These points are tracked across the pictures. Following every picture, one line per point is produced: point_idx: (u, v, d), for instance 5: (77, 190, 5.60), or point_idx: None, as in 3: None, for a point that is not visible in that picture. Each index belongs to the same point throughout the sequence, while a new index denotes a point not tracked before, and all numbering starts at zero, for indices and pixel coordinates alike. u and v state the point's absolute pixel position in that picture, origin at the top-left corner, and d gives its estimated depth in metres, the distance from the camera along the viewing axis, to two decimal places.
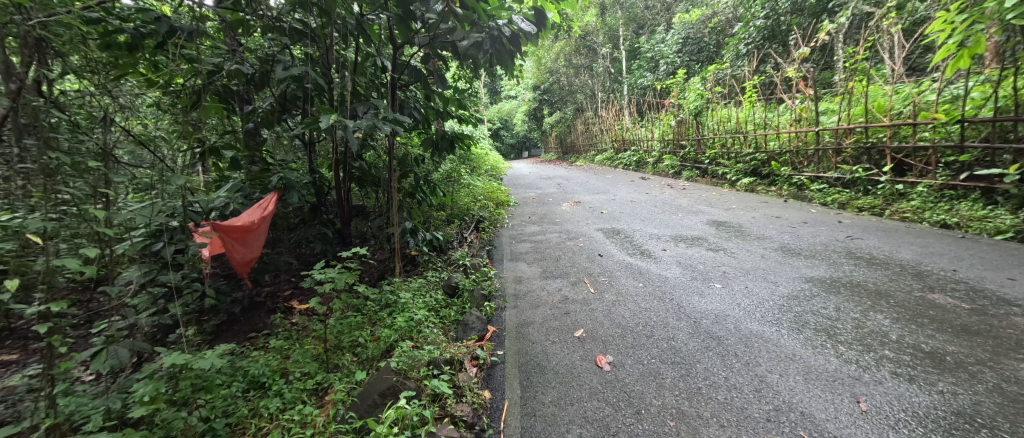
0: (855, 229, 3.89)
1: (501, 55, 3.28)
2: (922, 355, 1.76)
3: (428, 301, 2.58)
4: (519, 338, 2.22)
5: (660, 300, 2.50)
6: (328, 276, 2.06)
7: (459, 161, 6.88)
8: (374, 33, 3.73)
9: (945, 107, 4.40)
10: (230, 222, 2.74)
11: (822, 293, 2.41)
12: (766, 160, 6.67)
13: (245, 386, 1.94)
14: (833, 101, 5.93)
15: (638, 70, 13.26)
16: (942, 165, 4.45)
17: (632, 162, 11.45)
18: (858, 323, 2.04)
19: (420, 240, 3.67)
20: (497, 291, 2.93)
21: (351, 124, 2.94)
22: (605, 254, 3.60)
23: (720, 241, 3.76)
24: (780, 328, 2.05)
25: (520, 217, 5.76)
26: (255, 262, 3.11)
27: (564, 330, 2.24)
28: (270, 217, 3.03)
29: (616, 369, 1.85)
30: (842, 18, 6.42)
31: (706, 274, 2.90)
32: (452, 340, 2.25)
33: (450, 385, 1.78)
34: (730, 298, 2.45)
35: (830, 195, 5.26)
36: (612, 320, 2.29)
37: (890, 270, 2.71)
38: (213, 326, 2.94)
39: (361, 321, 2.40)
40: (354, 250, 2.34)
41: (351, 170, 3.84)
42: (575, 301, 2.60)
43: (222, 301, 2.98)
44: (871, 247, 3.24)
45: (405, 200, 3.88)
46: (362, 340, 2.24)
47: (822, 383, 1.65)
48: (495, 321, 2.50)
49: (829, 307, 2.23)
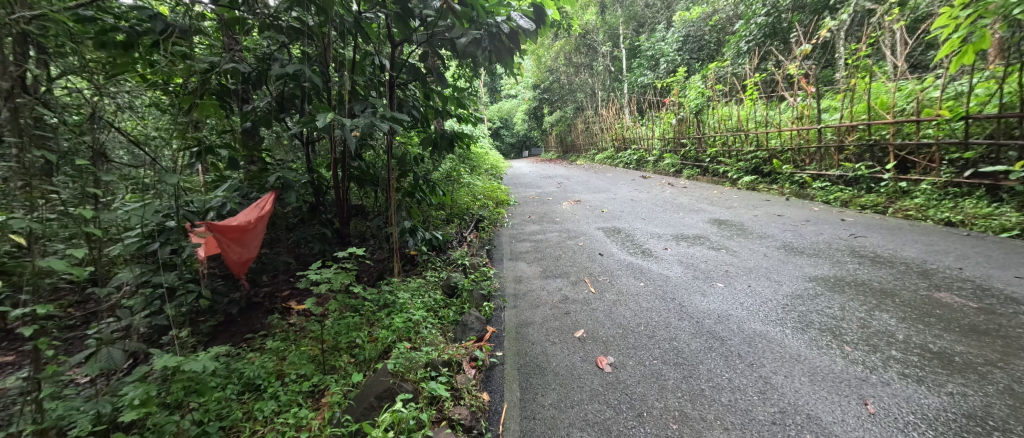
0: (858, 227, 3.85)
1: (500, 53, 3.23)
2: (931, 356, 1.72)
3: (427, 301, 2.55)
4: (519, 338, 2.18)
5: (662, 300, 2.46)
6: (325, 277, 2.02)
7: (458, 160, 6.85)
8: (372, 31, 3.69)
9: (950, 104, 4.36)
10: (226, 222, 2.71)
11: (826, 292, 2.38)
12: (768, 158, 6.63)
13: (240, 389, 1.90)
14: (835, 98, 5.89)
15: (639, 69, 13.22)
16: (946, 162, 4.42)
17: (633, 160, 11.41)
18: (863, 322, 2.00)
19: (419, 240, 3.64)
20: (496, 291, 2.90)
21: (350, 123, 2.91)
22: (606, 253, 3.57)
23: (722, 239, 3.73)
24: (784, 327, 2.01)
25: (520, 216, 5.73)
26: (251, 262, 3.08)
27: (564, 330, 2.21)
28: (266, 217, 3.00)
29: (618, 370, 1.81)
30: (844, 15, 6.38)
31: (708, 273, 2.86)
32: (451, 341, 2.22)
33: (449, 387, 1.74)
34: (733, 298, 2.42)
35: (832, 193, 5.23)
36: (613, 320, 2.25)
37: (894, 268, 2.67)
38: (209, 327, 2.90)
39: (359, 322, 2.37)
40: (350, 250, 2.31)
41: (349, 169, 3.81)
42: (575, 301, 2.57)
43: (218, 302, 2.96)
44: (875, 246, 3.20)
45: (405, 199, 3.85)
46: (359, 341, 2.21)
47: (828, 385, 1.61)
48: (494, 322, 2.47)
49: (833, 306, 2.20)
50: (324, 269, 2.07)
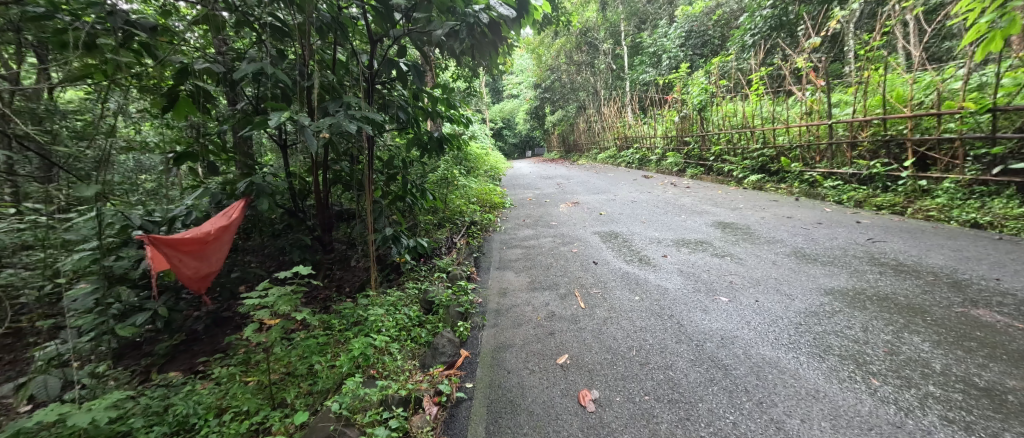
0: (875, 230, 3.57)
1: (481, 46, 2.97)
2: (977, 393, 1.44)
3: (399, 319, 2.29)
4: (494, 365, 1.93)
5: (658, 318, 2.19)
6: (269, 300, 1.75)
7: (453, 162, 6.58)
8: (355, 28, 3.41)
9: (973, 96, 4.09)
10: (179, 234, 2.41)
11: (845, 309, 2.10)
12: (775, 156, 6.33)
13: (169, 430, 1.63)
14: (846, 92, 5.60)
15: (640, 66, 12.96)
16: (971, 158, 4.14)
17: (635, 159, 11.15)
18: (891, 347, 1.72)
19: (403, 248, 3.30)
20: (477, 307, 2.63)
21: (313, 124, 2.58)
22: (600, 261, 3.31)
23: (726, 245, 3.45)
24: (798, 354, 1.73)
25: (515, 220, 5.47)
26: (216, 275, 2.80)
27: (546, 355, 1.95)
28: (232, 228, 2.70)
29: (603, 410, 1.55)
30: (856, 4, 6.08)
31: (710, 285, 2.59)
32: (418, 368, 1.98)
33: (401, 433, 1.51)
34: (738, 315, 2.15)
35: (845, 193, 4.95)
36: (602, 343, 1.99)
37: (922, 280, 2.42)
38: (166, 347, 2.60)
39: (322, 344, 2.13)
40: (301, 266, 2.02)
41: (328, 172, 3.52)
42: (562, 318, 2.31)
43: (178, 320, 2.67)
44: (896, 252, 2.92)
45: (390, 204, 3.57)
46: (317, 367, 1.96)
47: (854, 433, 1.34)
48: (469, 344, 2.22)
49: (855, 326, 1.92)
50: (270, 288, 1.83)
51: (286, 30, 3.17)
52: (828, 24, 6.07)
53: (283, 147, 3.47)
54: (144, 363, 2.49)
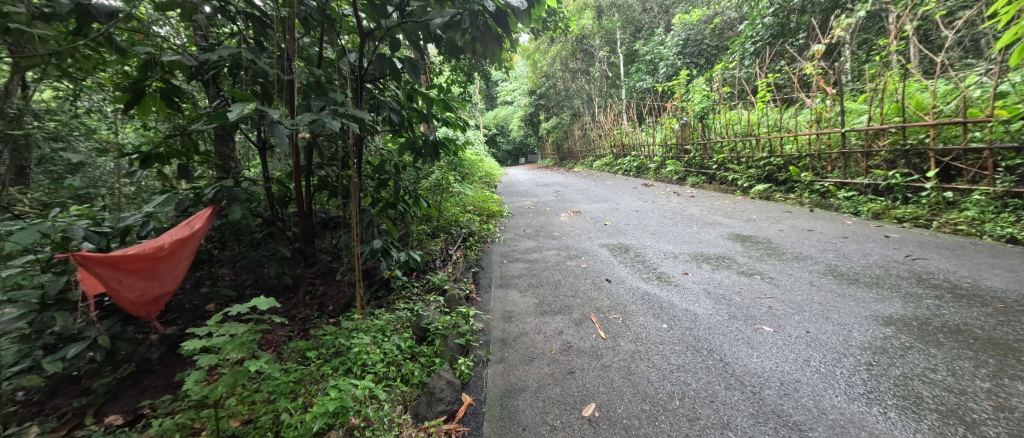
0: (910, 246, 3.28)
1: (485, 39, 2.58)
2: None
3: (387, 352, 1.93)
4: (505, 419, 1.59)
5: (696, 352, 1.86)
6: (216, 344, 1.40)
7: (448, 168, 6.22)
8: (344, 24, 3.06)
9: (1004, 104, 3.87)
10: (125, 248, 1.99)
11: (917, 344, 1.79)
12: (783, 165, 6.07)
13: None
14: (858, 100, 5.39)
15: (637, 74, 12.78)
16: (1002, 169, 3.90)
17: (631, 168, 10.88)
18: (998, 401, 1.44)
19: (393, 263, 2.85)
20: (479, 335, 2.25)
21: (286, 121, 2.17)
22: (614, 279, 2.96)
23: (751, 261, 3.13)
24: (885, 409, 1.44)
25: (513, 230, 5.11)
26: (171, 296, 2.37)
27: (568, 403, 1.62)
28: (193, 240, 2.29)
29: None
30: (863, 12, 5.91)
31: (746, 311, 2.25)
32: (409, 420, 1.62)
33: None
34: (791, 350, 1.82)
35: (861, 204, 4.71)
36: (635, 387, 1.67)
37: (994, 308, 2.10)
38: (108, 382, 2.14)
39: (291, 384, 1.73)
40: (255, 300, 1.63)
41: (312, 178, 3.12)
42: (581, 352, 1.96)
43: (124, 352, 2.21)
44: (944, 272, 2.63)
45: (380, 212, 3.17)
46: (283, 417, 1.57)
47: None
48: (472, 387, 1.84)
49: (939, 368, 1.63)
50: (222, 328, 1.50)
51: (268, 22, 2.80)
52: (834, 31, 5.90)
53: (261, 149, 3.07)
54: (78, 404, 2.03)
